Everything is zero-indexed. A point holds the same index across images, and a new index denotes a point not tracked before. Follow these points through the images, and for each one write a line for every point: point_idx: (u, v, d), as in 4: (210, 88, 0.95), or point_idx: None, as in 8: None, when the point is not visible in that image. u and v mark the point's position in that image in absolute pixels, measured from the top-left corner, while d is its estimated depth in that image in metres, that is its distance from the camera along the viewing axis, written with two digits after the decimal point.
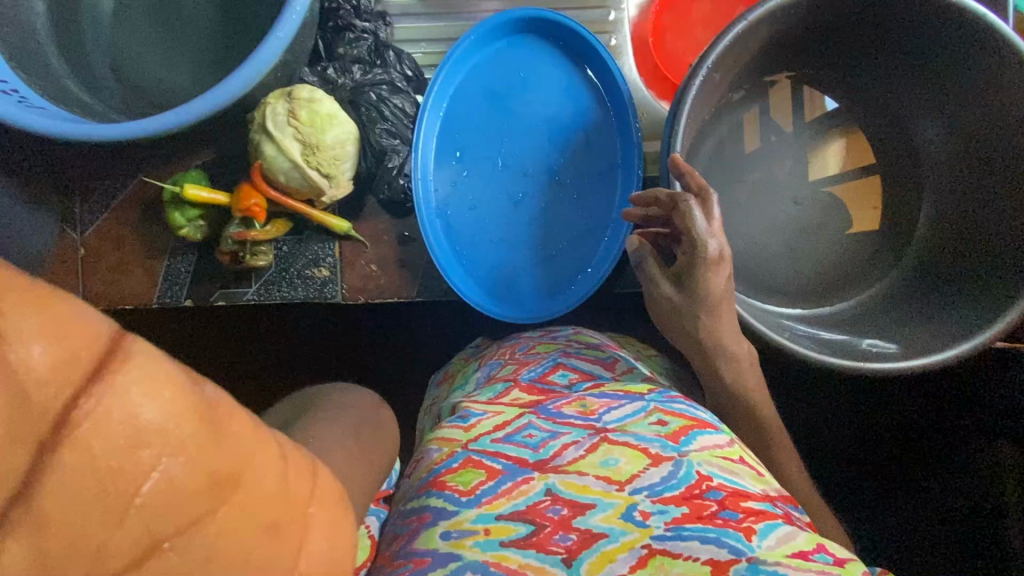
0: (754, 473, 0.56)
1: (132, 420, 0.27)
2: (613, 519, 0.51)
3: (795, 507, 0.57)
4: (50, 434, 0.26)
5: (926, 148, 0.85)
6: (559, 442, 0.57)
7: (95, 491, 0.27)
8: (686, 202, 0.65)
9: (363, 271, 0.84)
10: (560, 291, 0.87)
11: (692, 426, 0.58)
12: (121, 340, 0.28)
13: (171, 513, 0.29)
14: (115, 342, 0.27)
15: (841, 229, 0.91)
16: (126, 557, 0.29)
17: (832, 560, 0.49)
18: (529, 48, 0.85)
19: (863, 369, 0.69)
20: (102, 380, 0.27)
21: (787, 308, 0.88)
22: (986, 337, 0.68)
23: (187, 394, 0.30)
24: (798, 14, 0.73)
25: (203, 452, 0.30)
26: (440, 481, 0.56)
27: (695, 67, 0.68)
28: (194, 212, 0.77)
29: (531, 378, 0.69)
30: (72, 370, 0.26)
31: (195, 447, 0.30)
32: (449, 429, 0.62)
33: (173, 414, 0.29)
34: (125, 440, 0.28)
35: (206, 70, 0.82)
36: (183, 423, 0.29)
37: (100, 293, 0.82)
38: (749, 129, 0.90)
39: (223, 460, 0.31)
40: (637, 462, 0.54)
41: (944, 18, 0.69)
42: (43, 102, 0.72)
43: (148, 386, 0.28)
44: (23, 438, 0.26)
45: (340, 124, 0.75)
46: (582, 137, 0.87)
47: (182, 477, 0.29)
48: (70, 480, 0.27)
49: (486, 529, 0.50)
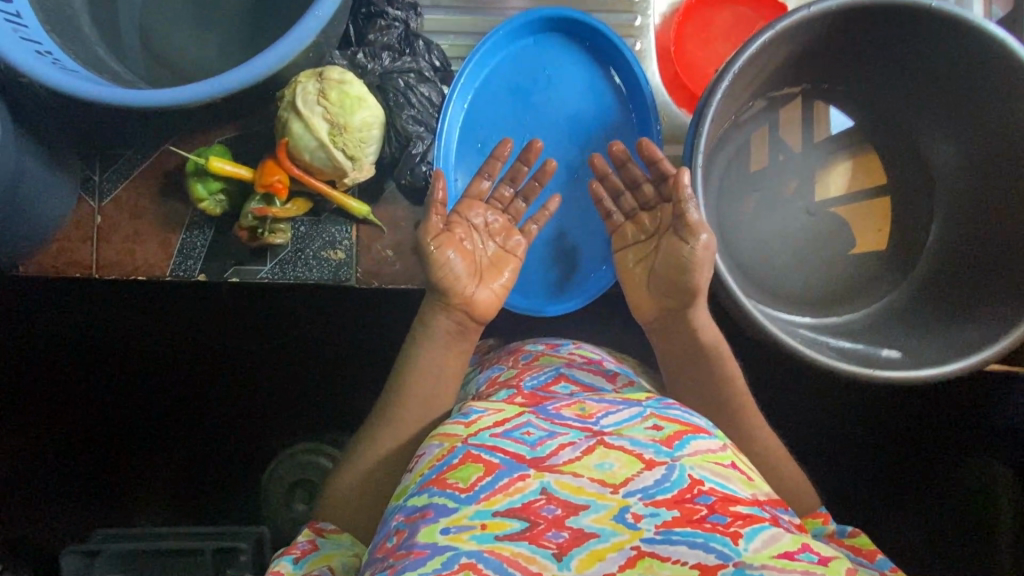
0: (745, 478, 0.56)
1: (477, 295, 0.74)
2: (606, 520, 0.51)
3: (782, 510, 0.57)
4: (441, 302, 0.73)
5: (939, 165, 0.87)
6: (557, 442, 0.56)
7: (452, 306, 0.73)
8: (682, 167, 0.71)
9: (379, 256, 0.85)
10: (566, 289, 0.90)
11: (686, 432, 0.57)
12: (480, 290, 0.74)
13: (468, 324, 0.74)
14: (468, 283, 0.73)
15: (847, 249, 0.93)
16: (447, 323, 0.74)
17: (816, 559, 0.49)
18: (557, 46, 0.87)
19: (877, 376, 0.70)
20: (474, 280, 0.74)
21: (798, 316, 0.90)
22: (987, 355, 0.70)
23: (457, 280, 0.73)
24: (824, 27, 0.74)
25: (473, 321, 0.74)
26: (439, 479, 0.54)
27: (721, 73, 0.69)
28: (215, 185, 0.78)
29: (533, 387, 0.68)
30: (472, 277, 0.74)
31: (471, 315, 0.74)
32: (450, 425, 0.60)
33: (478, 301, 0.74)
34: (465, 291, 0.73)
35: (237, 48, 0.83)
36: (472, 306, 0.74)
37: (114, 262, 0.82)
38: (763, 144, 0.93)
39: (472, 324, 0.75)
40: (631, 466, 0.54)
41: (964, 41, 0.71)
42: (74, 64, 0.71)
43: (461, 271, 0.73)
44: (431, 274, 0.72)
45: (369, 106, 0.76)
46: (603, 135, 0.89)
47: (473, 322, 0.75)
48: (446, 321, 0.74)
49: (482, 523, 0.50)
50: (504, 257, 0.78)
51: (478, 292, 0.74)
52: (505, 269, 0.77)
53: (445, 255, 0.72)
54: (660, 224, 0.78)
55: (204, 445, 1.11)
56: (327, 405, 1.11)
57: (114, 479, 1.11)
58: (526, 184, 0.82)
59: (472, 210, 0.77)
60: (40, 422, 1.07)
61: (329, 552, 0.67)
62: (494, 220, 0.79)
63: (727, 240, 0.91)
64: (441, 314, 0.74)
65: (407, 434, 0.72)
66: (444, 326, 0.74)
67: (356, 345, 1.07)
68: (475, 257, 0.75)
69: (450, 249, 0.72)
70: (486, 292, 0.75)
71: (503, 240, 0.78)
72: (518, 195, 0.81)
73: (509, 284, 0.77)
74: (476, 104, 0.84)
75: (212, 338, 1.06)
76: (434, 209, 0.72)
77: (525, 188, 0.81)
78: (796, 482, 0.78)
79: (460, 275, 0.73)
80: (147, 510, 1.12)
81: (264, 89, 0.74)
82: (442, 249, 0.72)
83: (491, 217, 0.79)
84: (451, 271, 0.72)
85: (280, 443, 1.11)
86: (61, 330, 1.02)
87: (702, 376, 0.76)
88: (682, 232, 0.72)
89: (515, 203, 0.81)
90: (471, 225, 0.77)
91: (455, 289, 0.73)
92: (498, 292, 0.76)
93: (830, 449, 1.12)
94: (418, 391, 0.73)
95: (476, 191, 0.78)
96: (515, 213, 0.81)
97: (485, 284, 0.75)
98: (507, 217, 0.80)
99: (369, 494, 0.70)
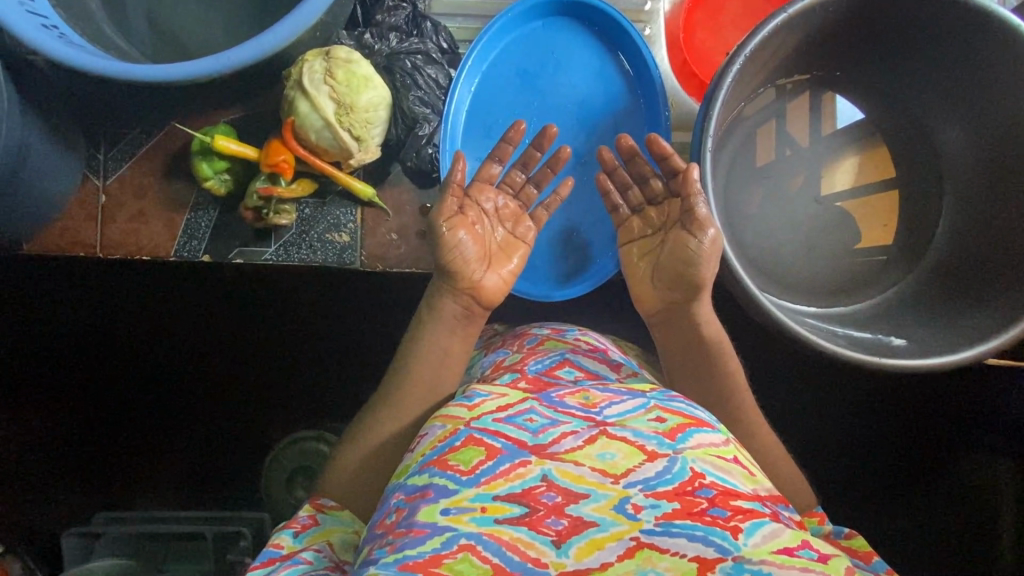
0: (746, 473, 0.56)
1: (487, 281, 0.74)
2: (605, 510, 0.50)
3: (783, 506, 0.56)
4: (448, 287, 0.73)
5: (949, 156, 0.86)
6: (559, 430, 0.56)
7: (460, 292, 0.73)
8: (691, 165, 0.70)
9: (384, 239, 0.84)
10: (573, 277, 0.90)
11: (689, 424, 0.57)
12: (489, 276, 0.74)
13: (479, 308, 0.75)
14: (477, 268, 0.73)
15: (852, 242, 0.93)
16: (454, 306, 0.74)
17: (816, 556, 0.49)
18: (564, 30, 0.86)
19: (881, 365, 0.70)
20: (484, 266, 0.74)
21: (801, 305, 0.88)
22: (993, 345, 0.70)
23: (466, 265, 0.72)
24: (835, 13, 0.73)
25: (480, 305, 0.74)
26: (441, 459, 0.54)
27: (732, 56, 0.68)
28: (220, 165, 0.78)
29: (537, 371, 0.68)
30: (481, 263, 0.74)
31: (479, 302, 0.74)
32: (453, 407, 0.60)
33: (487, 289, 0.74)
34: (472, 277, 0.73)
35: (244, 28, 0.83)
36: (481, 292, 0.74)
37: (119, 241, 0.82)
38: (768, 137, 0.92)
39: (481, 309, 0.75)
40: (632, 457, 0.53)
41: (981, 29, 0.70)
42: (80, 40, 0.71)
43: (471, 256, 0.73)
44: (440, 258, 0.72)
45: (376, 87, 0.75)
46: (611, 122, 0.88)
47: (481, 307, 0.74)
48: (452, 306, 0.74)
49: (483, 506, 0.50)
50: (513, 244, 0.78)
51: (487, 278, 0.74)
52: (513, 256, 0.77)
53: (456, 238, 0.71)
54: (667, 220, 0.77)
55: (208, 428, 1.12)
56: (331, 391, 1.11)
57: (118, 462, 1.11)
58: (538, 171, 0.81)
59: (482, 195, 0.76)
60: (45, 403, 1.07)
61: (329, 528, 0.66)
62: (505, 206, 0.79)
63: (733, 230, 0.91)
64: (447, 297, 0.73)
65: (411, 419, 0.71)
66: (450, 309, 0.74)
67: (362, 331, 1.08)
68: (486, 242, 0.75)
69: (463, 233, 0.72)
70: (495, 278, 0.74)
71: (512, 226, 0.78)
72: (529, 181, 0.81)
73: (517, 271, 0.77)
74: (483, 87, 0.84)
75: (217, 322, 1.06)
76: (451, 191, 0.72)
77: (537, 175, 0.81)
78: (795, 474, 0.79)
79: (468, 260, 0.72)
80: (151, 495, 1.12)
81: (271, 67, 0.74)
82: (454, 232, 0.71)
83: (500, 202, 0.78)
84: (462, 256, 0.72)
85: (281, 430, 1.12)
86: (68, 312, 1.02)
87: (705, 366, 0.75)
88: (689, 226, 0.72)
89: (525, 189, 0.80)
90: (482, 210, 0.76)
91: (462, 274, 0.72)
92: (506, 279, 0.75)
93: (832, 444, 1.12)
94: (424, 375, 0.73)
95: (486, 175, 0.77)
96: (525, 199, 0.81)
97: (494, 271, 0.75)
98: (518, 203, 0.80)
99: (368, 477, 0.70)
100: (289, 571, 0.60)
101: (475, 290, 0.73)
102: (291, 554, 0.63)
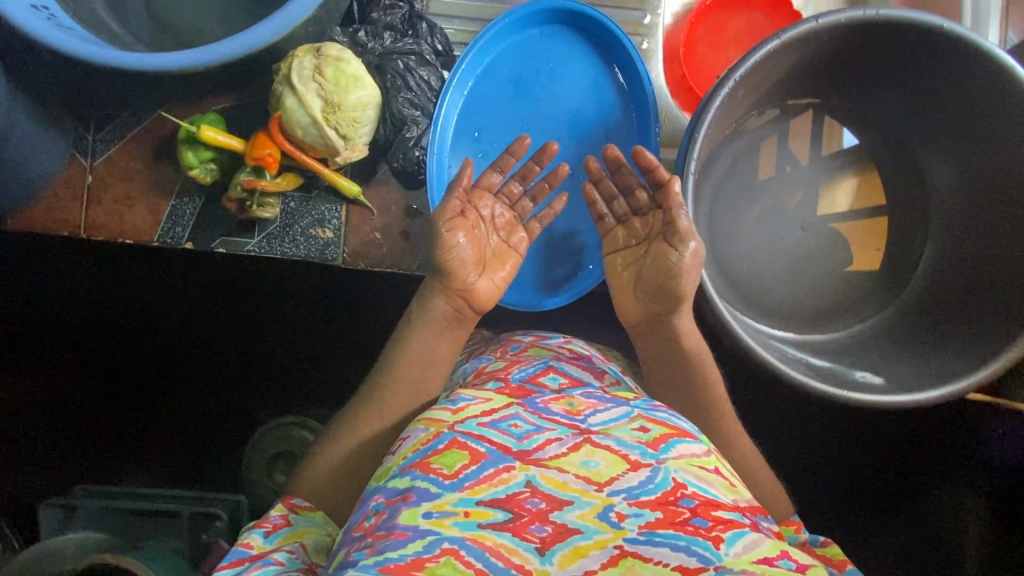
0: (728, 484, 0.56)
1: (480, 285, 0.74)
2: (589, 518, 0.51)
3: (762, 517, 0.57)
4: (441, 288, 0.73)
5: (937, 191, 0.86)
6: (544, 436, 0.55)
7: (454, 295, 0.73)
8: (674, 178, 0.71)
9: (367, 237, 0.84)
10: (556, 287, 0.90)
11: (671, 435, 0.57)
12: (483, 281, 0.74)
13: (469, 313, 0.75)
14: (471, 272, 0.73)
15: (841, 267, 0.93)
16: (446, 308, 0.74)
17: (795, 566, 0.50)
18: (563, 39, 0.86)
19: (845, 398, 0.70)
20: (479, 270, 0.74)
21: (778, 330, 0.89)
22: (965, 385, 0.70)
23: (462, 268, 0.72)
24: (829, 42, 0.73)
25: (471, 310, 0.74)
26: (423, 462, 0.54)
27: (721, 80, 0.68)
28: (206, 154, 0.78)
29: (521, 379, 0.68)
30: (475, 266, 0.73)
31: (471, 308, 0.74)
32: (437, 410, 0.60)
33: (480, 295, 0.74)
34: (466, 281, 0.73)
35: (240, 18, 0.82)
36: (473, 296, 0.74)
37: (102, 223, 0.82)
38: (767, 155, 0.92)
39: (470, 313, 0.75)
40: (616, 466, 0.53)
41: (972, 66, 0.69)
42: (71, 22, 0.71)
43: (467, 259, 0.72)
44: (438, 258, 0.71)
45: (364, 86, 0.75)
46: (603, 134, 0.88)
47: (472, 312, 0.75)
48: (443, 310, 0.74)
49: (466, 511, 0.50)
50: (506, 252, 0.78)
51: (480, 282, 0.74)
52: (507, 263, 0.77)
53: (454, 239, 0.71)
54: (650, 232, 0.77)
55: (187, 410, 1.12)
56: (316, 381, 1.11)
57: (93, 438, 1.11)
58: (536, 184, 0.83)
59: (481, 201, 0.76)
60: (22, 376, 1.07)
61: (301, 529, 0.67)
62: (501, 215, 0.79)
63: (718, 250, 0.91)
64: (439, 297, 0.73)
65: (386, 419, 0.72)
66: (440, 310, 0.73)
67: (351, 323, 1.08)
68: (482, 247, 0.75)
69: (462, 236, 0.71)
70: (488, 284, 0.74)
71: (506, 235, 0.78)
72: (526, 193, 0.82)
73: (508, 279, 0.77)
74: (478, 90, 0.84)
75: (201, 305, 1.07)
76: (456, 195, 0.73)
77: (534, 188, 0.82)
78: (772, 491, 0.79)
79: (463, 262, 0.72)
80: (125, 473, 1.12)
81: (260, 61, 0.74)
82: (452, 233, 0.71)
83: (497, 210, 0.78)
84: (458, 259, 0.72)
85: (262, 416, 1.12)
86: (49, 288, 1.02)
87: (682, 382, 0.76)
88: (672, 239, 0.72)
89: (522, 201, 0.81)
90: (480, 215, 0.76)
91: (456, 276, 0.72)
92: (499, 284, 0.75)
93: (812, 465, 1.12)
94: (402, 376, 0.73)
95: (486, 183, 0.78)
96: (521, 210, 0.81)
97: (488, 277, 0.75)
98: (513, 213, 0.80)
99: (338, 473, 0.71)
100: (260, 572, 0.61)
101: (468, 293, 0.73)
102: (260, 554, 0.63)
